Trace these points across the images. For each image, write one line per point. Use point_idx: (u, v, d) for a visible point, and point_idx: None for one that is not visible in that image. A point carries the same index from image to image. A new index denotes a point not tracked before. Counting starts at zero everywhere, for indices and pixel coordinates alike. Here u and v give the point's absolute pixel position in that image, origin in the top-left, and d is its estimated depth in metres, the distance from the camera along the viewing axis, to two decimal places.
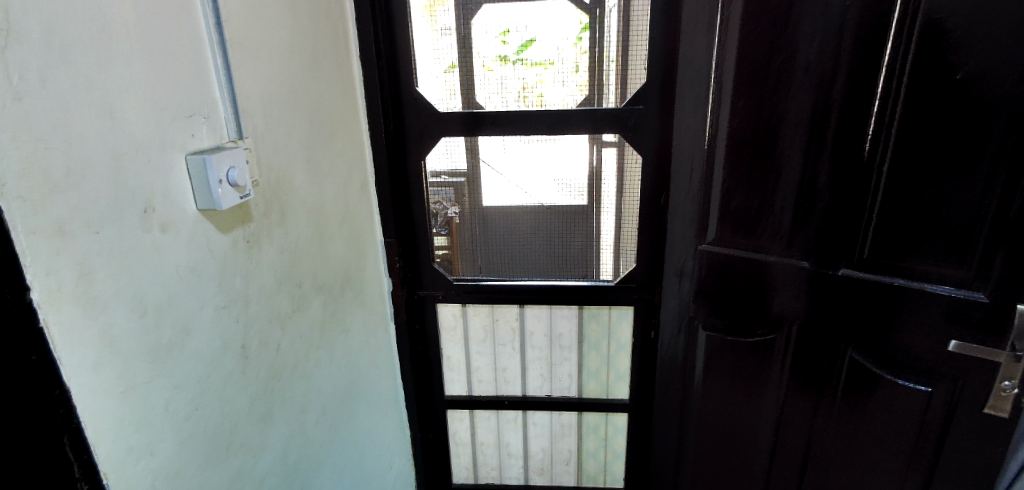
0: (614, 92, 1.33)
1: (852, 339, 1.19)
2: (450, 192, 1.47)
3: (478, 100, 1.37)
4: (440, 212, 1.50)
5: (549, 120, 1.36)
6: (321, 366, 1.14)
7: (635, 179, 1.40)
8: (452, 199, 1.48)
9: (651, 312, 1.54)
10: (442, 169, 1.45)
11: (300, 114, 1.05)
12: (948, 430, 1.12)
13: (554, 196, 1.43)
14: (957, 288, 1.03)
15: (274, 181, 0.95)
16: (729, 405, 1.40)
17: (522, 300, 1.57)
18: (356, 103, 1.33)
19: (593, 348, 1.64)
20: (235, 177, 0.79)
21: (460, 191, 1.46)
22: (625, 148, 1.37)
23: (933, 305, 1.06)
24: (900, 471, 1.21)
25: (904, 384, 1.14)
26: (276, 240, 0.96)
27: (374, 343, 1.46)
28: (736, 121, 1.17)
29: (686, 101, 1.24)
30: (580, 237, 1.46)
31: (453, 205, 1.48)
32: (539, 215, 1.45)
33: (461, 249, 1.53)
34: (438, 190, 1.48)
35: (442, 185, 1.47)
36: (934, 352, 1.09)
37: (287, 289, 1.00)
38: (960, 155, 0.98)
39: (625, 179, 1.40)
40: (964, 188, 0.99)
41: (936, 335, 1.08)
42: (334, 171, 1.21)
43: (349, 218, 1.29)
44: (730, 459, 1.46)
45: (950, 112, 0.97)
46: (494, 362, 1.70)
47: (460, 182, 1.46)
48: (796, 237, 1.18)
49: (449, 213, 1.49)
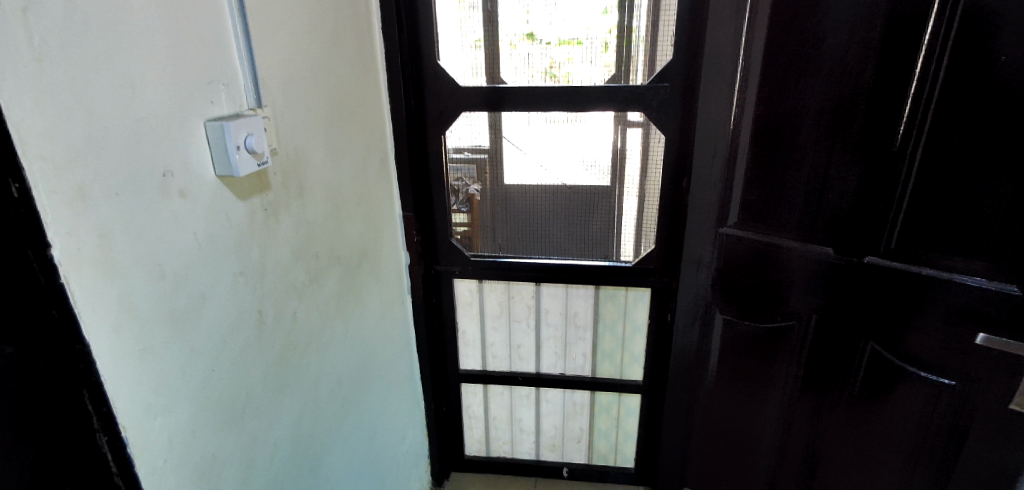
0: (642, 70, 1.30)
1: (867, 331, 1.15)
2: (472, 169, 1.47)
3: (503, 77, 1.36)
4: (462, 189, 1.50)
5: (574, 98, 1.33)
6: (335, 337, 1.16)
7: (659, 161, 1.37)
8: (474, 177, 1.48)
9: (667, 297, 1.53)
10: (464, 146, 1.45)
11: (319, 89, 1.05)
12: (957, 422, 1.07)
13: (578, 176, 1.41)
14: (987, 281, 0.97)
15: (292, 152, 0.96)
16: (733, 390, 1.41)
17: (538, 279, 1.57)
18: (377, 76, 1.33)
19: (608, 328, 1.64)
20: (252, 145, 0.79)
21: (483, 169, 1.46)
22: (650, 129, 1.35)
23: (958, 297, 1.01)
24: (901, 461, 1.18)
25: (926, 379, 1.09)
26: (294, 212, 0.97)
27: (389, 317, 1.48)
28: (763, 107, 1.14)
29: (712, 81, 1.21)
30: (602, 216, 1.44)
31: (475, 182, 1.48)
32: (559, 194, 1.43)
33: (481, 226, 1.53)
34: (460, 167, 1.48)
35: (464, 161, 1.47)
36: (938, 349, 1.06)
37: (303, 263, 1.01)
38: (965, 153, 0.95)
39: (649, 160, 1.38)
40: (975, 188, 0.96)
41: (955, 333, 1.03)
42: (352, 145, 1.21)
43: (366, 192, 1.30)
44: (734, 450, 1.46)
45: (987, 95, 0.91)
46: (508, 339, 1.71)
47: (483, 159, 1.45)
48: (817, 225, 1.15)
49: (470, 190, 1.50)
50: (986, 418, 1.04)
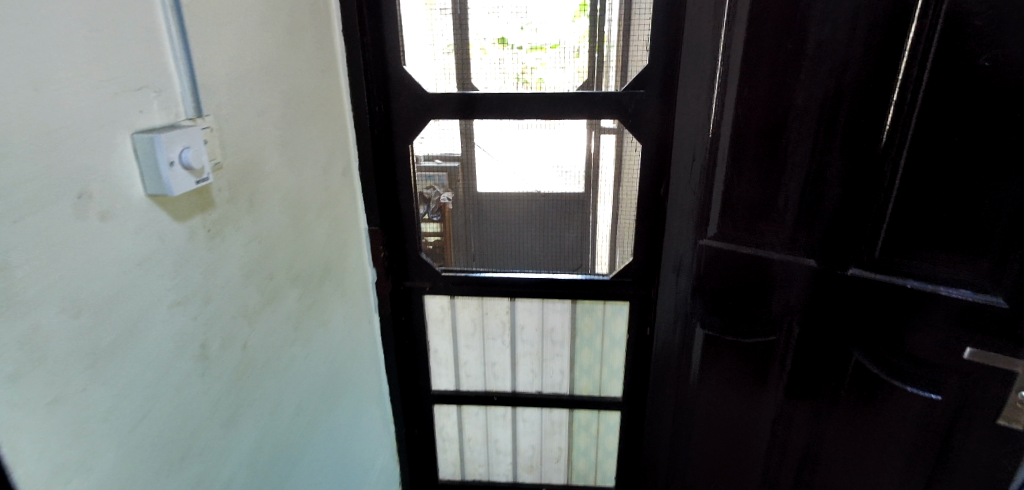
0: (615, 75, 1.25)
1: (859, 332, 1.11)
2: (444, 177, 1.39)
3: (473, 82, 1.29)
4: (434, 198, 1.42)
5: (550, 104, 1.28)
6: (296, 363, 1.07)
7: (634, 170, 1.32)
8: (446, 185, 1.40)
9: (646, 309, 1.48)
10: (435, 153, 1.37)
11: (272, 96, 0.96)
12: (957, 421, 1.05)
13: (551, 183, 1.36)
14: (975, 292, 0.96)
15: (243, 163, 0.87)
16: (722, 402, 1.36)
17: (513, 294, 1.51)
18: (338, 82, 1.25)
19: (586, 342, 1.58)
20: (189, 160, 0.70)
21: (454, 177, 1.38)
22: (624, 136, 1.30)
23: (942, 309, 1.00)
24: (901, 461, 1.15)
25: (914, 392, 1.08)
26: (246, 228, 0.89)
27: (356, 337, 1.39)
28: (742, 115, 1.10)
29: (689, 87, 1.16)
30: (578, 225, 1.39)
31: (447, 191, 1.41)
32: (532, 202, 1.38)
33: (455, 236, 1.45)
34: (431, 176, 1.40)
35: (435, 170, 1.39)
36: (943, 350, 1.02)
37: (256, 282, 0.92)
38: (965, 154, 0.92)
39: (624, 168, 1.33)
40: (976, 188, 0.92)
41: (945, 348, 1.02)
42: (313, 155, 1.13)
43: (331, 205, 1.22)
44: (728, 452, 1.40)
45: (967, 101, 0.89)
46: (482, 357, 1.64)
47: (454, 167, 1.37)
48: (802, 237, 1.12)
49: (442, 199, 1.42)
50: (977, 427, 1.03)
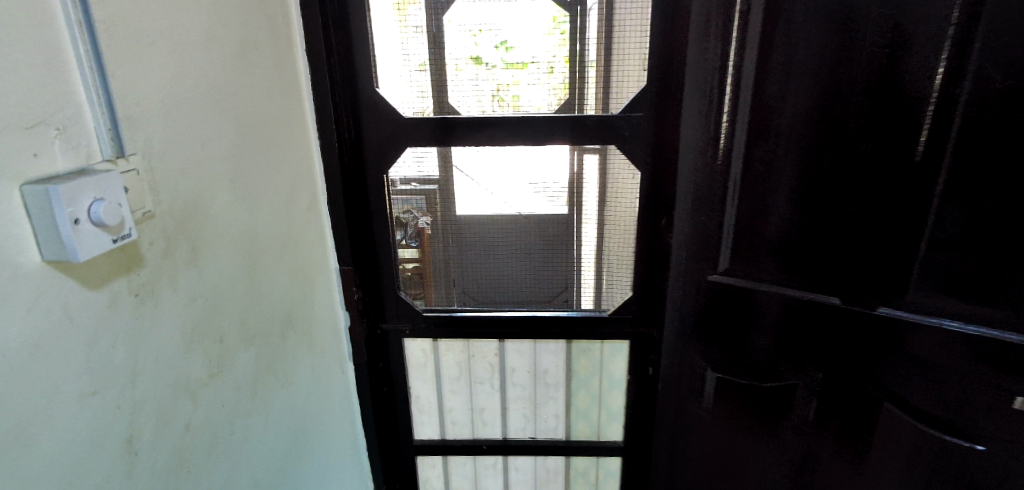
0: (594, 95, 1.14)
1: (855, 337, 1.02)
2: (421, 200, 1.25)
3: (450, 103, 1.16)
4: (411, 222, 1.27)
5: (530, 131, 1.17)
6: (254, 435, 0.91)
7: (621, 195, 1.22)
8: (424, 208, 1.26)
9: (647, 347, 1.35)
10: (411, 175, 1.23)
11: (221, 127, 0.82)
12: (956, 422, 0.93)
13: (533, 203, 1.24)
14: (985, 327, 0.88)
15: (184, 210, 0.73)
16: (734, 441, 1.24)
17: (502, 335, 1.37)
18: (301, 109, 1.12)
19: (582, 385, 1.45)
20: (101, 214, 0.56)
21: (432, 200, 1.24)
22: (610, 154, 1.18)
23: (970, 349, 0.89)
24: (901, 461, 1.02)
25: (954, 444, 0.94)
26: (188, 287, 0.74)
27: (326, 391, 1.23)
28: (756, 141, 1.02)
29: (698, 110, 1.08)
30: (562, 252, 1.27)
31: (425, 214, 1.26)
32: (515, 224, 1.25)
33: (434, 263, 1.30)
34: (408, 198, 1.25)
35: (411, 192, 1.25)
36: (944, 348, 0.92)
37: (201, 348, 0.77)
38: (967, 154, 0.84)
39: (610, 192, 1.22)
40: (975, 189, 0.85)
41: (980, 394, 0.90)
42: (272, 191, 0.98)
43: (295, 246, 1.07)
44: (721, 450, 1.26)
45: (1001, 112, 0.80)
46: (469, 402, 1.49)
47: (432, 190, 1.24)
48: (825, 273, 1.03)
49: (420, 223, 1.27)
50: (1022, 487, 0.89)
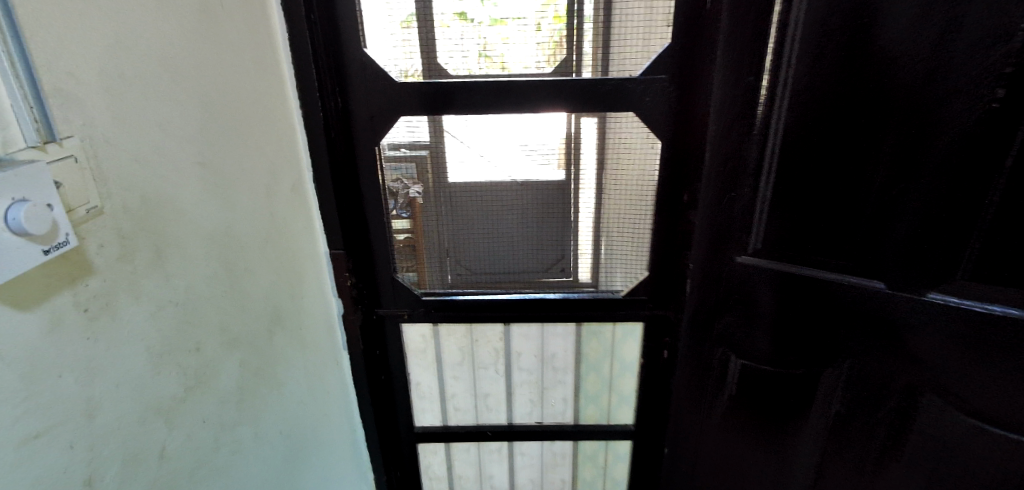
0: (590, 52, 1.01)
1: (866, 327, 0.98)
2: (412, 168, 1.12)
3: (439, 62, 1.03)
4: (401, 193, 1.14)
5: (537, 97, 1.04)
6: (243, 449, 0.82)
7: (620, 161, 1.10)
8: (415, 177, 1.13)
9: (662, 330, 1.26)
10: (401, 140, 1.10)
11: (190, 103, 0.70)
12: (958, 413, 0.94)
13: (527, 169, 1.12)
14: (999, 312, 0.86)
15: (142, 201, 0.61)
16: (738, 432, 1.21)
17: (506, 319, 1.27)
18: (279, 75, 0.99)
19: (592, 369, 1.37)
20: (21, 224, 0.46)
21: (424, 168, 1.12)
22: (609, 119, 1.06)
23: (985, 340, 0.88)
24: (900, 455, 1.03)
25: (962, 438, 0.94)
26: (152, 292, 0.63)
27: (321, 387, 1.15)
28: (804, 105, 0.92)
29: (733, 75, 0.97)
30: (557, 223, 1.17)
31: (416, 184, 1.13)
32: (507, 194, 1.13)
33: (427, 238, 1.19)
34: (397, 166, 1.12)
35: (400, 159, 1.12)
36: (944, 348, 0.91)
37: (174, 362, 0.66)
38: None
39: (609, 158, 1.09)
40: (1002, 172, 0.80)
41: (987, 386, 0.90)
42: (249, 172, 0.86)
43: (277, 233, 0.96)
44: (724, 454, 1.26)
45: None
46: (473, 388, 1.41)
47: (423, 156, 1.11)
48: (869, 255, 0.95)
49: (411, 193, 1.14)
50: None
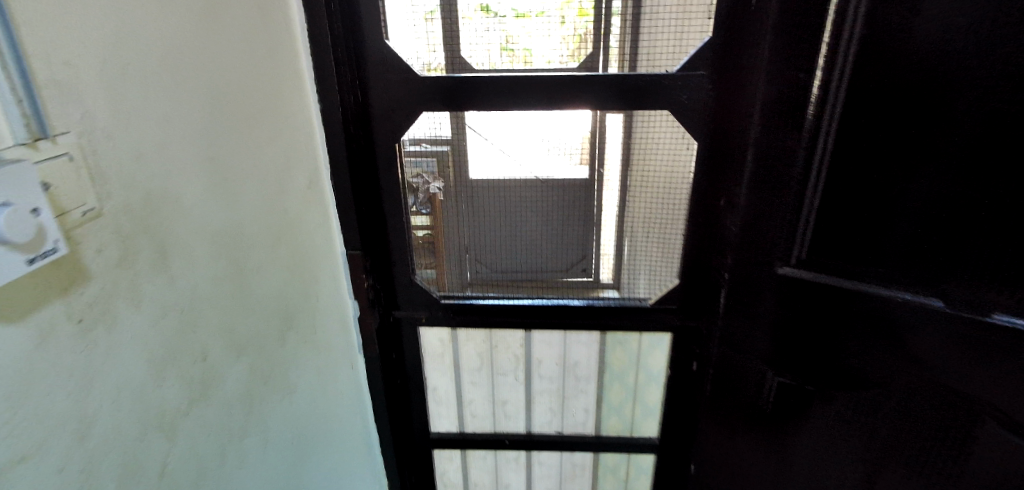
0: (618, 46, 0.96)
1: (873, 327, 0.94)
2: (432, 163, 1.07)
3: (463, 56, 0.98)
4: (421, 188, 1.09)
5: (567, 94, 0.98)
6: (249, 459, 0.79)
7: (648, 165, 1.03)
8: (436, 172, 1.07)
9: (692, 341, 1.20)
10: (422, 134, 1.04)
11: (195, 95, 0.67)
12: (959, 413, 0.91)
13: (552, 166, 1.06)
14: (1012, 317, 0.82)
15: (144, 201, 0.57)
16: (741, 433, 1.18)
17: (526, 324, 1.22)
18: (296, 67, 0.95)
19: (616, 379, 1.31)
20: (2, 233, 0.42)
21: (444, 163, 1.06)
22: (636, 115, 0.99)
23: (988, 340, 0.84)
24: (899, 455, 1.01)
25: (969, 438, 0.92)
26: (153, 295, 0.58)
27: (334, 390, 1.11)
28: (862, 105, 0.85)
29: (782, 72, 0.90)
30: (577, 227, 1.10)
31: (437, 179, 1.08)
32: (530, 193, 1.08)
33: (448, 236, 1.13)
34: (417, 161, 1.07)
35: (421, 154, 1.06)
36: (944, 349, 0.88)
37: (175, 370, 0.62)
38: None
39: (632, 160, 1.03)
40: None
41: (989, 388, 0.87)
42: (259, 167, 0.82)
43: (290, 231, 0.91)
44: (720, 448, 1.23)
45: None
46: (491, 395, 1.37)
47: (444, 151, 1.05)
48: (923, 266, 0.87)
49: (431, 189, 1.09)
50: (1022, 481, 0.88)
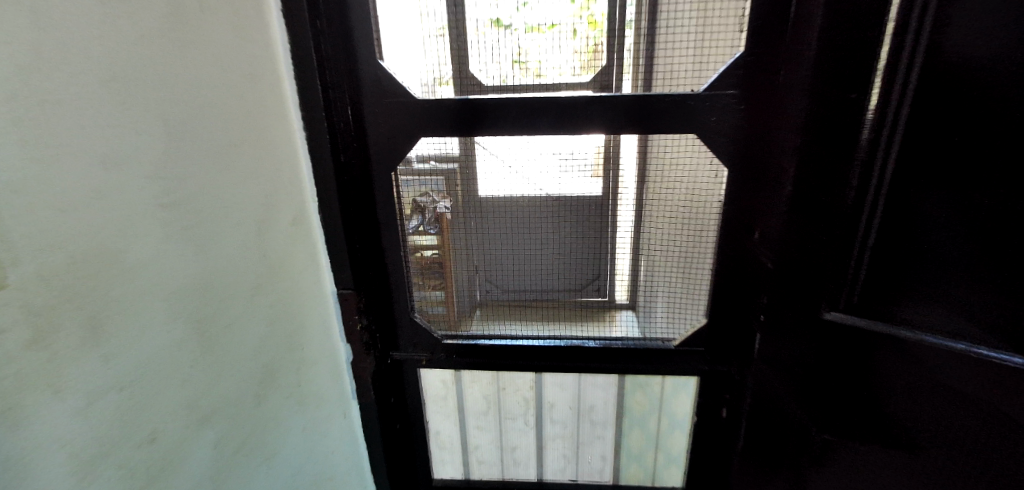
0: (630, 63, 0.86)
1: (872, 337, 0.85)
2: (441, 182, 0.97)
3: (471, 70, 0.88)
4: (428, 208, 1.00)
5: (582, 118, 0.88)
6: None
7: (660, 190, 0.94)
8: (445, 191, 0.98)
9: (723, 386, 1.07)
10: (429, 152, 0.94)
11: (136, 140, 0.58)
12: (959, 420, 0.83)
13: (565, 182, 0.96)
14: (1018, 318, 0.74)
15: (54, 273, 0.50)
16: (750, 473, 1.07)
17: (540, 368, 1.11)
18: (280, 92, 0.84)
19: (636, 423, 1.19)
20: None
21: (453, 182, 0.97)
22: (648, 143, 0.91)
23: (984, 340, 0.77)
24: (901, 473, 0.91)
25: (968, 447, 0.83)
26: (61, 380, 0.51)
27: (325, 446, 1.00)
28: (917, 129, 0.75)
29: (829, 94, 0.79)
30: (591, 249, 1.04)
31: (446, 198, 0.99)
32: (539, 211, 1.00)
33: (455, 252, 1.04)
34: (424, 179, 0.97)
35: (427, 173, 0.96)
36: (944, 355, 0.80)
37: (97, 462, 0.54)
38: None
39: (648, 181, 0.94)
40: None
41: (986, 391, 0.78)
42: (231, 209, 0.71)
43: (272, 276, 0.81)
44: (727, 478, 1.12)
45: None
46: (499, 439, 1.26)
47: (453, 170, 0.95)
48: (940, 286, 0.79)
49: (441, 209, 1.00)
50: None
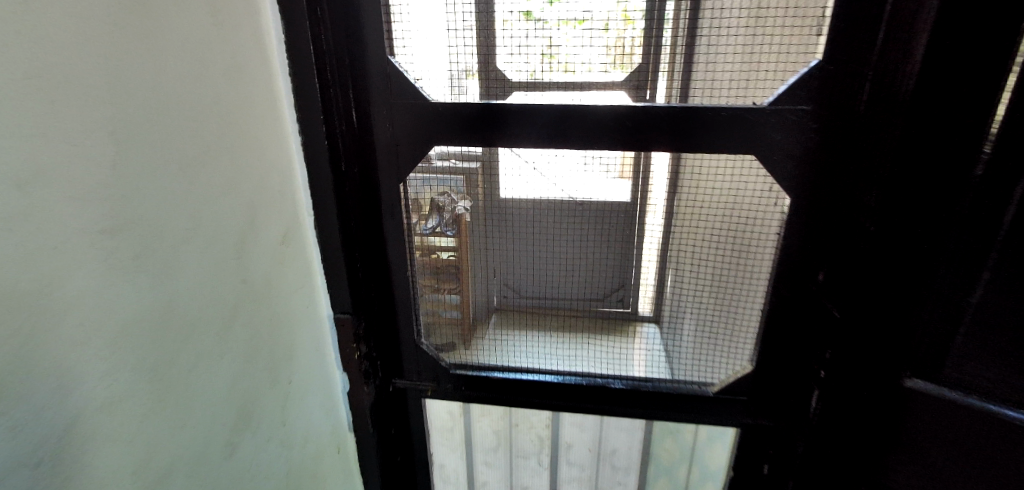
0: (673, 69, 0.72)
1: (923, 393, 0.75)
2: (460, 183, 0.85)
3: (498, 62, 0.76)
4: (446, 209, 0.88)
5: (624, 133, 0.74)
6: None
7: (697, 212, 0.83)
8: (465, 192, 0.86)
9: (767, 441, 0.94)
10: (451, 149, 0.81)
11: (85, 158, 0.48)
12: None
13: (594, 188, 0.83)
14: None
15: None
16: None
17: (558, 406, 0.99)
18: (272, 94, 0.74)
19: (663, 471, 1.07)
20: None
21: (475, 181, 0.84)
22: (687, 160, 0.78)
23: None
24: None
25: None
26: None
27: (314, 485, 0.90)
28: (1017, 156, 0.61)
29: (934, 120, 0.64)
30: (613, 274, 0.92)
31: (466, 199, 0.87)
32: (557, 226, 0.89)
33: (473, 256, 0.93)
34: (442, 179, 0.85)
35: (447, 172, 0.84)
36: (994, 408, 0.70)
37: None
38: None
39: (683, 200, 0.83)
40: None
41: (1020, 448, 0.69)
42: (200, 233, 0.61)
43: (252, 304, 0.71)
44: None
45: None
46: (509, 476, 1.15)
47: (475, 169, 0.83)
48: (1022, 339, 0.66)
49: (459, 210, 0.88)
50: None
